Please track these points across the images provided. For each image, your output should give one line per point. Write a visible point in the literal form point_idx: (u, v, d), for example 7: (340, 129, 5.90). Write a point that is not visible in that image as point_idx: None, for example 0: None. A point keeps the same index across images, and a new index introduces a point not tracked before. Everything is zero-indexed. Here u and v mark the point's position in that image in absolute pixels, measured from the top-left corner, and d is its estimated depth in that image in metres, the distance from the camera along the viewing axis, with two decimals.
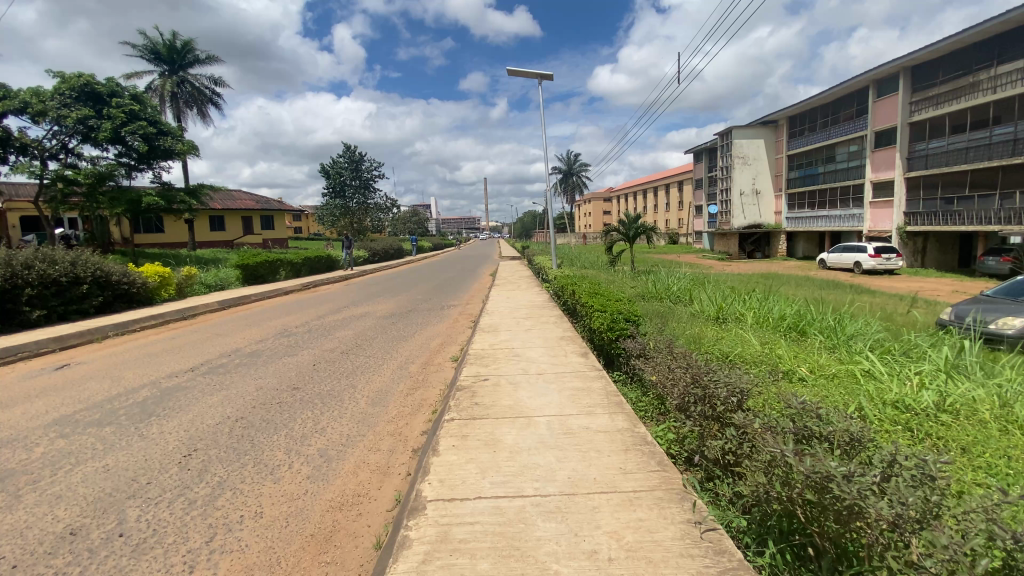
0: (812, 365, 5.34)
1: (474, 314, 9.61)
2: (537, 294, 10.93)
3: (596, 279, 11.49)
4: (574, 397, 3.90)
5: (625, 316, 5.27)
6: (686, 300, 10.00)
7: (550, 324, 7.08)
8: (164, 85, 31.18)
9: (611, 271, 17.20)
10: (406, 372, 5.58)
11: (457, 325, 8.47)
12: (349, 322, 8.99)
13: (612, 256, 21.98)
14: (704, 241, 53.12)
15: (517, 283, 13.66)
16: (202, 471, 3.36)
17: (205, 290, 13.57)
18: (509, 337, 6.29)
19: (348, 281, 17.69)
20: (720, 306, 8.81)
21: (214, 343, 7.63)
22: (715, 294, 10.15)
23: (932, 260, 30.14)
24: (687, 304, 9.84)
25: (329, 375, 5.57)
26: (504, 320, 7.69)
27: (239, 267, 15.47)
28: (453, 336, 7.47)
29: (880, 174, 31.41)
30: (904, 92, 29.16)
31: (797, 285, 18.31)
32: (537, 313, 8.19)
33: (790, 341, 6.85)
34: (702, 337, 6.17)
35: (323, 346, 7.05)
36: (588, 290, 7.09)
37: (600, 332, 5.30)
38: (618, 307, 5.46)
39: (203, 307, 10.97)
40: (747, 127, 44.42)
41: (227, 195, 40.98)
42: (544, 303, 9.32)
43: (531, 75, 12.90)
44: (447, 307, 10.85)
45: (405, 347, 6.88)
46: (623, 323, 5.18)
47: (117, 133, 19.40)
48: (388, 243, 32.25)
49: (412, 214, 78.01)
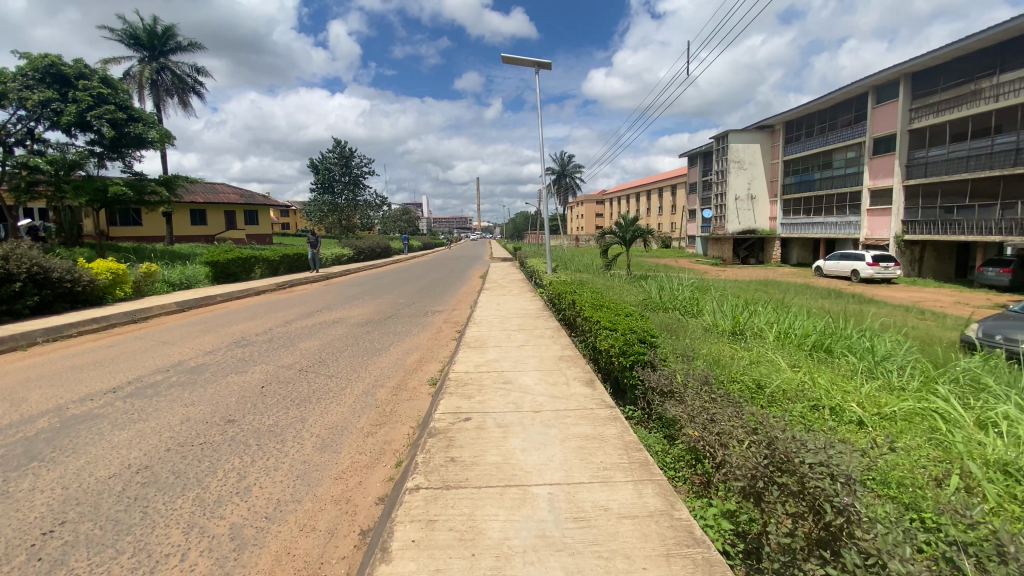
0: (864, 400, 4.43)
1: (460, 323, 8.59)
2: (530, 301, 9.92)
3: (595, 286, 10.54)
4: (584, 452, 2.91)
5: (640, 337, 4.29)
6: (694, 311, 9.02)
7: (547, 339, 6.07)
8: (143, 72, 29.70)
9: (607, 276, 16.33)
10: (372, 399, 4.58)
11: (440, 338, 7.45)
12: (318, 331, 7.94)
13: (607, 259, 21.00)
14: (698, 246, 52.48)
15: (508, 288, 12.62)
16: (55, 568, 2.35)
17: (168, 288, 12.43)
18: (498, 356, 5.26)
19: (329, 281, 16.63)
20: (736, 319, 7.85)
21: (154, 355, 6.54)
22: (727, 305, 9.20)
23: (930, 270, 29.58)
24: (696, 315, 8.89)
25: (275, 402, 4.54)
26: (494, 333, 6.67)
27: (209, 263, 14.31)
28: (434, 352, 6.45)
29: (878, 181, 30.87)
30: (904, 98, 28.54)
31: (799, 293, 17.43)
32: (531, 325, 7.19)
33: (821, 365, 5.96)
34: (726, 360, 5.20)
35: (281, 362, 6.00)
36: (591, 302, 6.11)
37: (610, 357, 4.31)
38: (630, 326, 4.48)
39: (158, 309, 9.85)
40: (744, 132, 43.87)
41: (209, 188, 39.49)
42: (538, 313, 8.33)
43: (528, 63, 11.92)
44: (432, 313, 9.81)
45: (377, 365, 5.86)
46: (639, 345, 4.19)
47: (83, 118, 18.12)
48: (375, 241, 31.07)
49: (402, 213, 76.82)
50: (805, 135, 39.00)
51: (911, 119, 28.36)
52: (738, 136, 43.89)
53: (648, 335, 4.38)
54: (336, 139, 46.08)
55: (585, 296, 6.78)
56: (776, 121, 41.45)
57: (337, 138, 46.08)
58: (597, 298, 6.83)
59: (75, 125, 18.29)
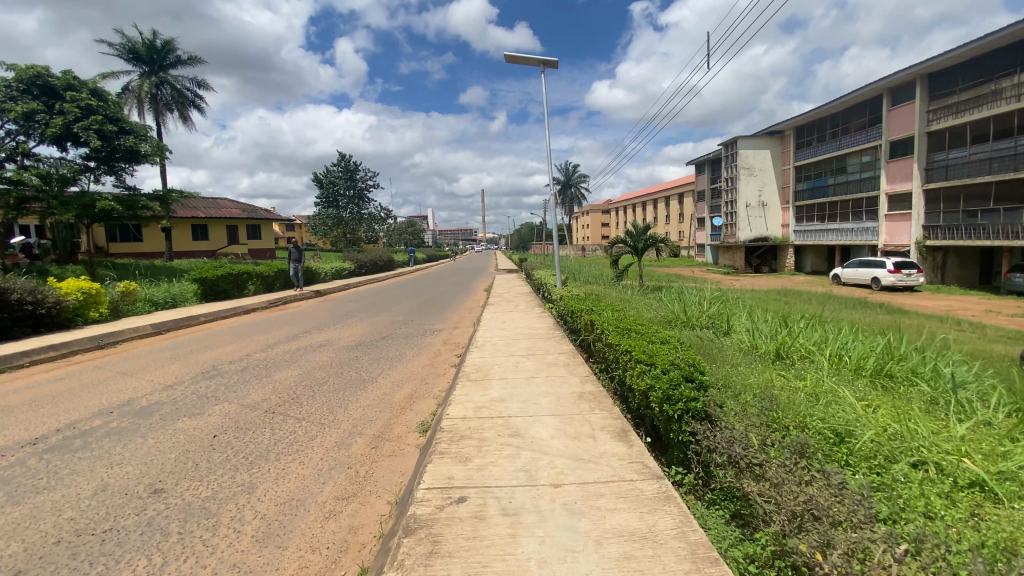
0: (965, 443, 3.55)
1: (461, 346, 7.64)
2: (539, 318, 8.94)
3: (611, 300, 9.53)
4: (631, 570, 1.95)
5: (687, 376, 3.34)
6: (724, 330, 7.96)
7: (560, 368, 5.10)
8: (142, 87, 29.42)
9: (620, 289, 15.33)
10: (345, 456, 3.62)
11: (438, 363, 6.50)
12: (302, 356, 7.01)
13: (617, 270, 19.99)
14: (707, 255, 51.34)
15: (514, 303, 11.68)
16: None
17: (149, 307, 11.59)
18: (502, 393, 4.28)
19: (325, 298, 15.74)
20: (777, 339, 6.81)
21: (103, 391, 5.60)
22: (761, 322, 8.16)
23: (953, 276, 28.30)
24: (728, 334, 7.85)
25: (222, 462, 3.58)
26: (499, 360, 5.71)
27: (197, 280, 13.44)
28: (430, 383, 5.50)
29: (896, 185, 29.75)
30: (921, 100, 27.53)
31: (822, 304, 16.37)
32: (541, 348, 6.23)
33: (888, 396, 4.99)
34: (786, 399, 4.19)
35: (248, 400, 5.05)
36: (614, 324, 5.11)
37: (650, 403, 3.33)
38: (672, 361, 3.50)
39: (129, 332, 8.93)
40: (753, 138, 42.91)
41: (211, 204, 39.02)
42: (548, 332, 7.36)
43: (533, 62, 11.08)
44: (432, 333, 8.88)
45: (361, 401, 4.91)
46: (688, 388, 3.21)
47: (69, 130, 17.49)
48: (377, 254, 30.28)
49: (408, 225, 76.48)
50: (816, 140, 38.02)
51: (929, 121, 27.32)
52: (748, 143, 42.94)
53: (698, 371, 3.44)
54: (340, 152, 45.70)
55: (607, 314, 5.79)
56: (786, 126, 40.54)
57: (341, 152, 45.70)
58: (618, 317, 5.84)
59: (62, 139, 17.67)
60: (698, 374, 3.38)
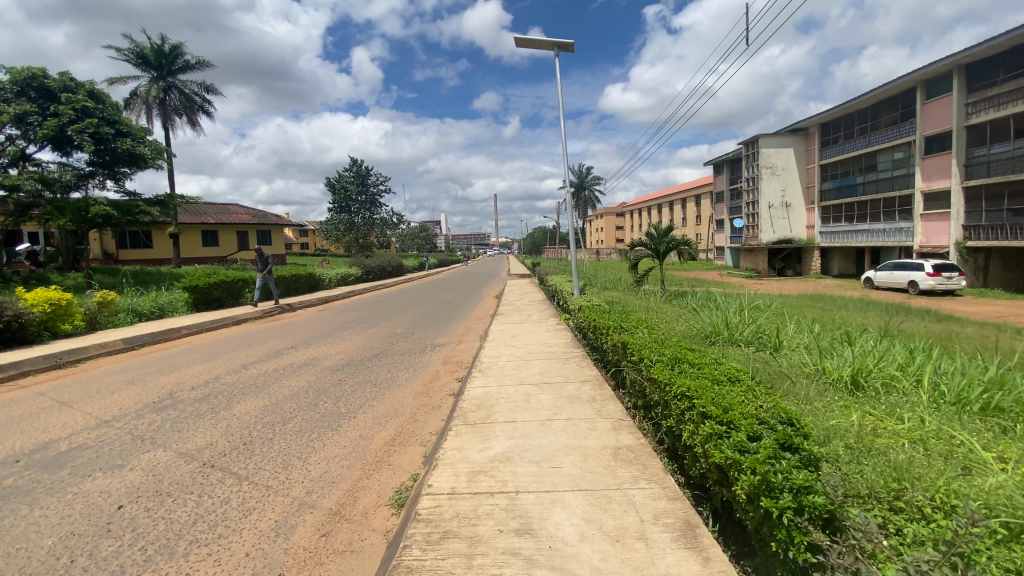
0: None
1: (464, 365, 6.53)
2: (554, 333, 7.76)
3: (634, 310, 8.39)
4: None
5: (783, 443, 2.24)
6: (774, 347, 6.72)
7: (585, 407, 3.92)
8: (149, 92, 29.04)
9: (642, 296, 14.14)
10: (279, 553, 2.53)
11: (435, 391, 5.38)
12: (275, 381, 5.96)
13: (637, 274, 18.72)
14: (727, 258, 49.58)
15: (526, 313, 10.53)
16: None
17: (133, 319, 10.76)
18: (507, 449, 3.15)
19: (326, 306, 14.85)
20: (848, 359, 5.56)
21: (25, 429, 4.61)
22: (818, 338, 6.89)
23: (997, 279, 26.15)
24: (779, 351, 6.62)
25: (106, 560, 2.53)
26: (505, 391, 4.54)
27: (187, 288, 12.51)
28: (419, 421, 4.37)
29: (932, 183, 27.89)
30: (959, 92, 25.63)
31: (862, 311, 14.96)
32: (560, 373, 5.06)
33: (1021, 444, 3.78)
34: (913, 466, 2.98)
35: (187, 446, 4.02)
36: (655, 349, 3.94)
37: (737, 492, 2.16)
38: (760, 423, 2.36)
39: (96, 348, 8.01)
40: (775, 136, 41.22)
41: (221, 209, 38.59)
42: (565, 351, 6.19)
43: (547, 45, 9.97)
44: (433, 349, 7.76)
45: (326, 450, 3.82)
46: (803, 474, 2.04)
47: (63, 132, 16.95)
48: (386, 259, 29.36)
49: (421, 230, 75.96)
50: (843, 137, 36.24)
51: (968, 115, 25.40)
52: (770, 141, 41.29)
53: (796, 433, 2.34)
54: (352, 157, 45.17)
55: (642, 333, 4.64)
56: (811, 123, 38.81)
57: (353, 157, 45.17)
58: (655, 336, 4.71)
59: (57, 141, 17.16)
60: (796, 439, 2.28)
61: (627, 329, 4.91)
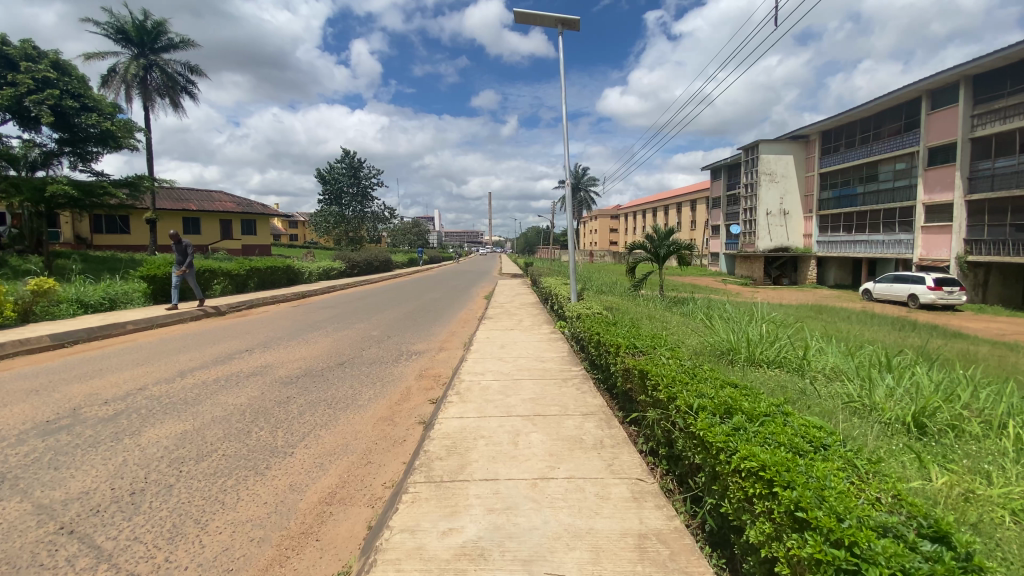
0: None
1: (443, 380, 5.54)
2: (549, 343, 6.75)
3: (637, 320, 7.41)
4: None
5: None
6: (804, 373, 5.75)
7: (593, 459, 2.93)
8: (128, 69, 27.56)
9: (639, 302, 13.26)
10: None
11: (402, 416, 4.37)
12: (209, 397, 4.92)
13: (634, 278, 17.83)
14: (723, 264, 48.90)
15: (516, 317, 9.50)
16: None
17: (76, 310, 9.64)
18: (483, 534, 2.17)
19: (302, 301, 13.79)
20: (903, 393, 4.57)
21: None
22: (853, 364, 5.91)
23: (995, 295, 25.39)
24: (810, 377, 5.63)
25: None
26: (485, 427, 3.51)
27: (145, 278, 11.34)
28: (372, 466, 3.36)
29: (934, 196, 27.24)
30: (964, 103, 24.98)
31: (867, 324, 14.23)
32: (557, 402, 4.04)
33: None
34: None
35: (53, 496, 3.00)
36: (686, 380, 2.95)
37: None
38: (909, 556, 1.39)
39: (17, 346, 6.90)
40: (776, 142, 40.54)
41: (205, 197, 37.21)
42: (561, 368, 5.17)
43: (550, 21, 9.00)
44: (408, 358, 6.72)
45: (235, 510, 2.81)
46: None
47: (20, 102, 15.86)
48: (373, 253, 28.17)
49: (413, 225, 74.65)
50: (844, 145, 35.64)
51: (974, 127, 24.73)
52: (770, 147, 40.59)
53: (965, 566, 1.40)
54: (344, 149, 43.99)
55: (664, 355, 3.62)
56: (812, 130, 38.17)
57: (345, 148, 43.98)
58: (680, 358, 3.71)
59: (16, 112, 16.10)
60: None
61: (643, 350, 3.88)
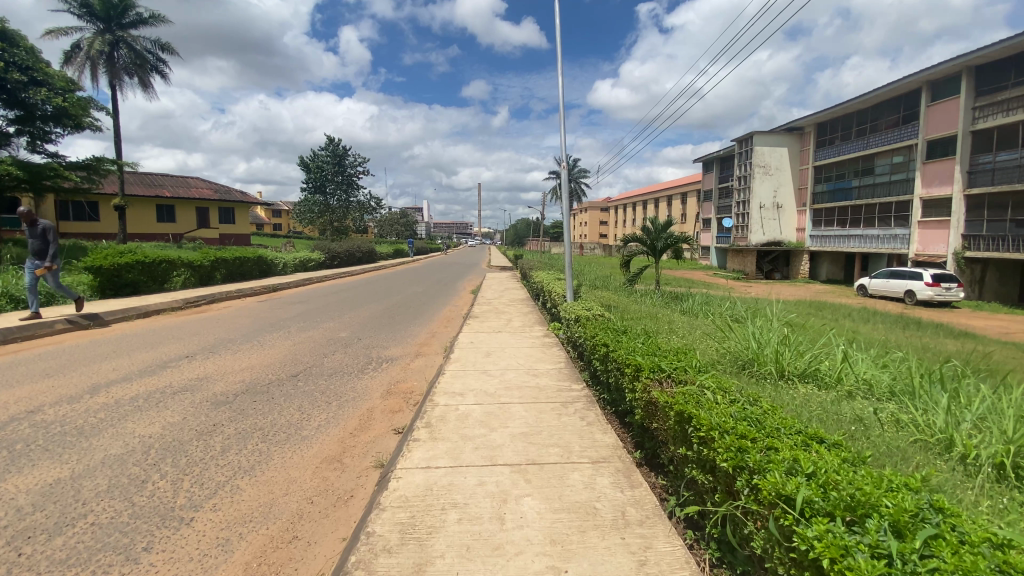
0: None
1: (415, 399, 4.55)
2: (541, 350, 5.78)
3: (641, 323, 6.42)
4: None
5: None
6: (847, 392, 4.79)
7: (616, 552, 1.98)
8: (92, 45, 25.80)
9: (635, 298, 12.41)
10: None
11: (354, 455, 3.37)
12: (111, 427, 3.85)
13: (630, 272, 16.89)
14: (714, 258, 48.35)
15: (505, 317, 8.51)
16: None
17: (7, 305, 8.50)
18: None
19: (271, 295, 12.65)
20: (990, 428, 3.60)
21: None
22: (903, 383, 4.95)
23: (993, 292, 24.93)
24: (857, 398, 4.65)
25: None
26: (458, 486, 2.52)
27: (91, 268, 10.13)
28: (297, 547, 2.37)
29: (932, 189, 26.66)
30: (967, 95, 24.39)
31: (871, 323, 13.48)
32: (558, 442, 3.05)
33: None
34: None
35: None
36: (760, 439, 1.95)
37: None
38: None
39: None
40: (770, 134, 39.77)
41: (180, 182, 35.53)
42: (557, 387, 4.18)
43: None
44: (377, 368, 5.71)
45: None
46: None
47: None
48: (355, 243, 26.89)
49: (401, 216, 73.08)
50: (840, 137, 34.98)
51: (975, 120, 24.15)
52: (764, 139, 39.84)
53: None
54: (329, 136, 42.47)
55: (705, 387, 2.64)
56: (807, 123, 37.46)
57: (330, 135, 42.46)
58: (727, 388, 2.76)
59: None
60: None
61: (673, 375, 2.90)
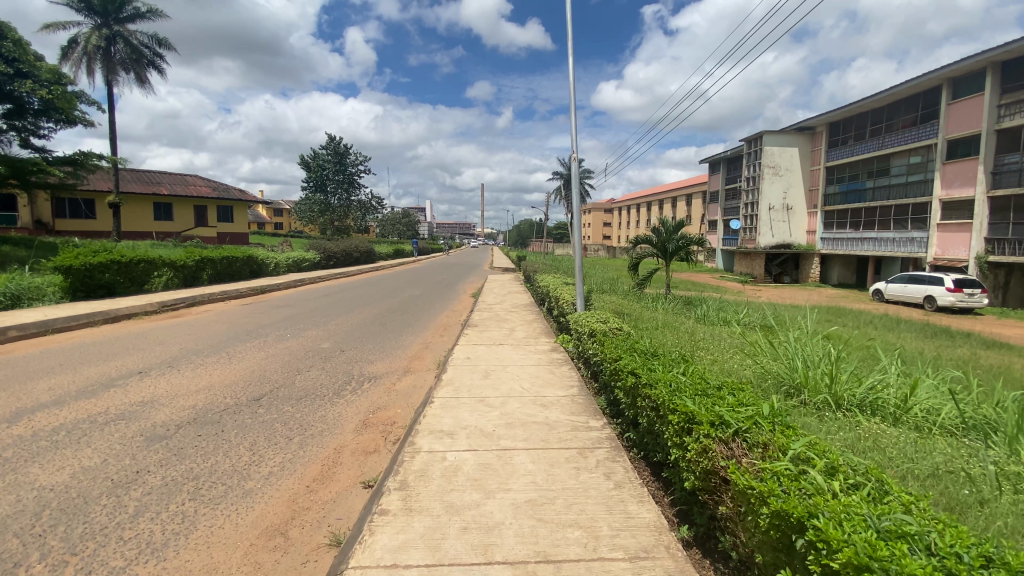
0: None
1: (395, 436, 3.71)
2: (547, 370, 4.90)
3: (663, 337, 5.56)
4: None
5: None
6: (921, 432, 3.91)
7: None
8: (89, 39, 25.05)
9: (647, 304, 11.54)
10: None
11: (305, 526, 2.55)
12: (7, 473, 3.02)
13: (639, 275, 16.00)
14: (720, 261, 47.39)
15: (507, 326, 7.68)
16: None
17: None
18: None
19: (258, 298, 11.81)
20: None
21: None
22: (988, 418, 4.08)
23: (1016, 298, 23.91)
24: (937, 439, 3.77)
25: None
26: None
27: (59, 269, 9.31)
28: None
29: (953, 190, 25.62)
30: (991, 93, 23.34)
31: (896, 331, 12.61)
32: (578, 520, 2.21)
33: None
34: None
35: None
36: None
37: None
38: None
39: None
40: (781, 134, 38.74)
41: (179, 180, 34.83)
42: (571, 424, 3.32)
43: None
44: (357, 389, 4.88)
45: None
46: None
47: None
48: (354, 243, 26.09)
49: (403, 215, 72.24)
50: (853, 138, 33.97)
51: (1000, 118, 23.06)
52: (774, 139, 38.83)
53: None
54: (331, 134, 41.71)
55: (807, 466, 1.78)
56: (819, 122, 36.48)
57: (331, 133, 41.71)
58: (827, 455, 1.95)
59: None
60: None
61: (746, 435, 2.06)
